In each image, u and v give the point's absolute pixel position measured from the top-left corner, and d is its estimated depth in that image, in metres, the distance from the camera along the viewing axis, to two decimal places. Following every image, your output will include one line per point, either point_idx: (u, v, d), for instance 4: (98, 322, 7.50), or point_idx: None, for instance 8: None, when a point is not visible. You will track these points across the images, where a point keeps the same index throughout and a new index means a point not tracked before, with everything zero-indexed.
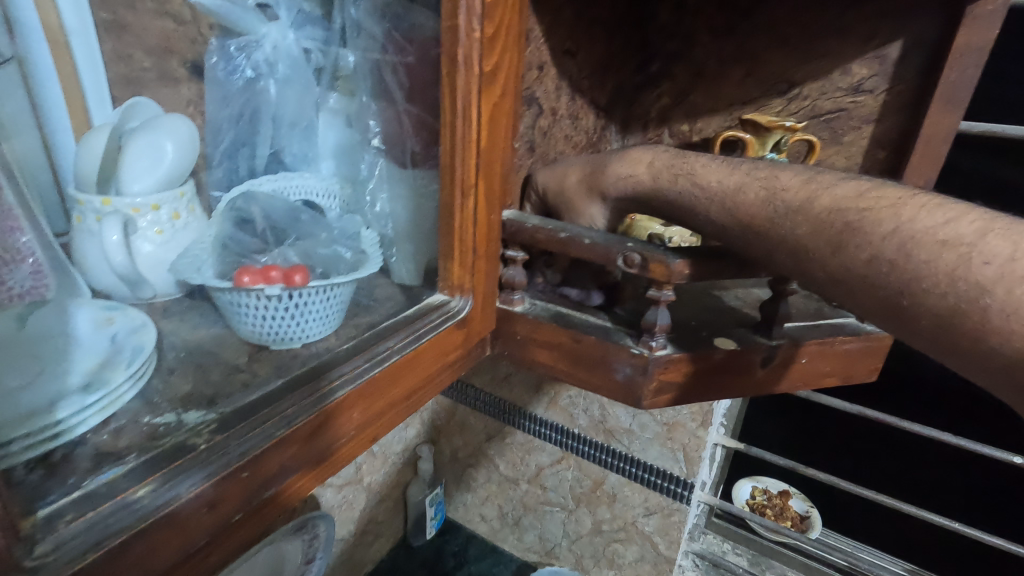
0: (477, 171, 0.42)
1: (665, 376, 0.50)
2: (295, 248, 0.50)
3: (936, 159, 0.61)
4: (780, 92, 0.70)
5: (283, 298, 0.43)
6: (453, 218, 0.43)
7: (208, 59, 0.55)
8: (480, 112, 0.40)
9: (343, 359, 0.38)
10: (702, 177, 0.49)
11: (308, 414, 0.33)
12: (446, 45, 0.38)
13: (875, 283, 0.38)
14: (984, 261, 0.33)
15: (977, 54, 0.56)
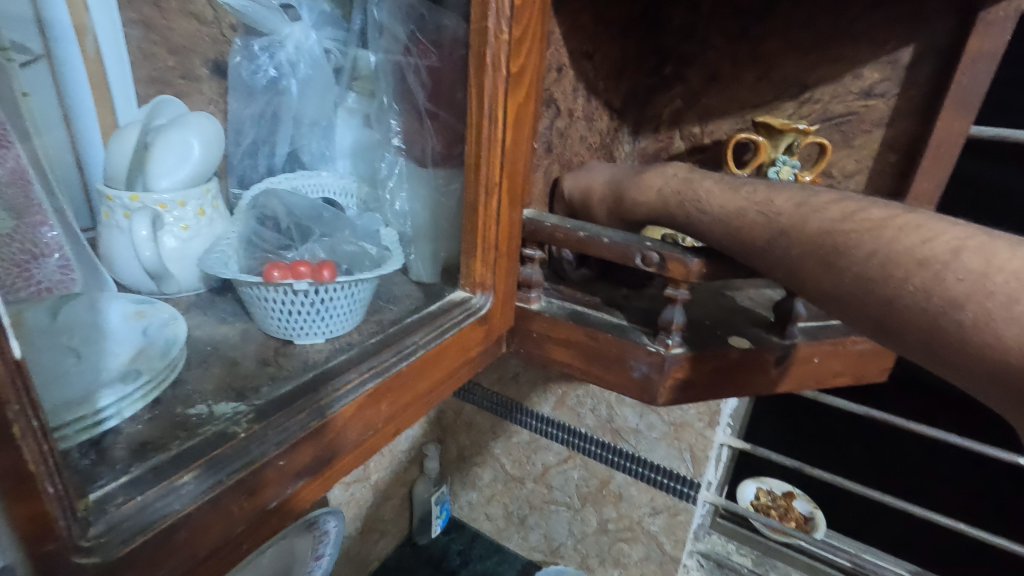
0: (501, 169, 0.43)
1: (680, 374, 0.51)
2: (321, 244, 0.50)
3: (947, 163, 0.62)
4: (793, 95, 0.70)
5: (310, 293, 0.44)
6: (477, 215, 0.44)
7: (231, 59, 0.57)
8: (505, 111, 0.41)
9: (371, 353, 0.39)
10: (707, 202, 0.48)
11: (341, 405, 0.34)
12: (475, 46, 0.38)
13: (864, 301, 0.37)
14: (959, 278, 0.32)
15: (989, 60, 0.57)
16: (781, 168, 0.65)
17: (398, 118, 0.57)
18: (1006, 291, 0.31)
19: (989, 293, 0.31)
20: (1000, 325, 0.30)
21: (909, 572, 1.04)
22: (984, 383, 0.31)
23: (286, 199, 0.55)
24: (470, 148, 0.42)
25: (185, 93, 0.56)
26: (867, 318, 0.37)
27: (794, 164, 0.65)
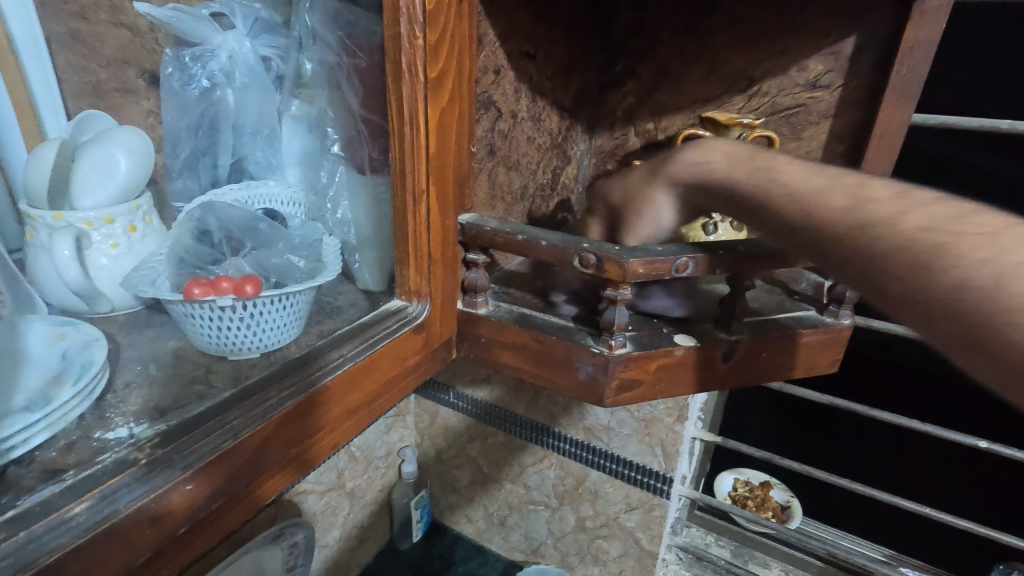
0: (428, 175, 0.42)
1: (626, 375, 0.51)
2: (249, 258, 0.50)
3: (891, 153, 0.62)
4: (741, 89, 0.70)
5: (236, 308, 0.43)
6: (406, 223, 0.43)
7: (162, 70, 0.56)
8: (428, 118, 0.40)
9: (293, 369, 0.38)
10: (781, 172, 0.47)
11: (256, 424, 0.33)
12: (390, 53, 0.38)
13: (962, 310, 0.33)
14: None
15: (926, 49, 0.57)
16: None
17: (335, 125, 0.57)
18: None
19: None
20: None
21: (885, 557, 1.06)
22: None
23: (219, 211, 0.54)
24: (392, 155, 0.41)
25: (119, 106, 0.54)
26: (956, 332, 0.34)
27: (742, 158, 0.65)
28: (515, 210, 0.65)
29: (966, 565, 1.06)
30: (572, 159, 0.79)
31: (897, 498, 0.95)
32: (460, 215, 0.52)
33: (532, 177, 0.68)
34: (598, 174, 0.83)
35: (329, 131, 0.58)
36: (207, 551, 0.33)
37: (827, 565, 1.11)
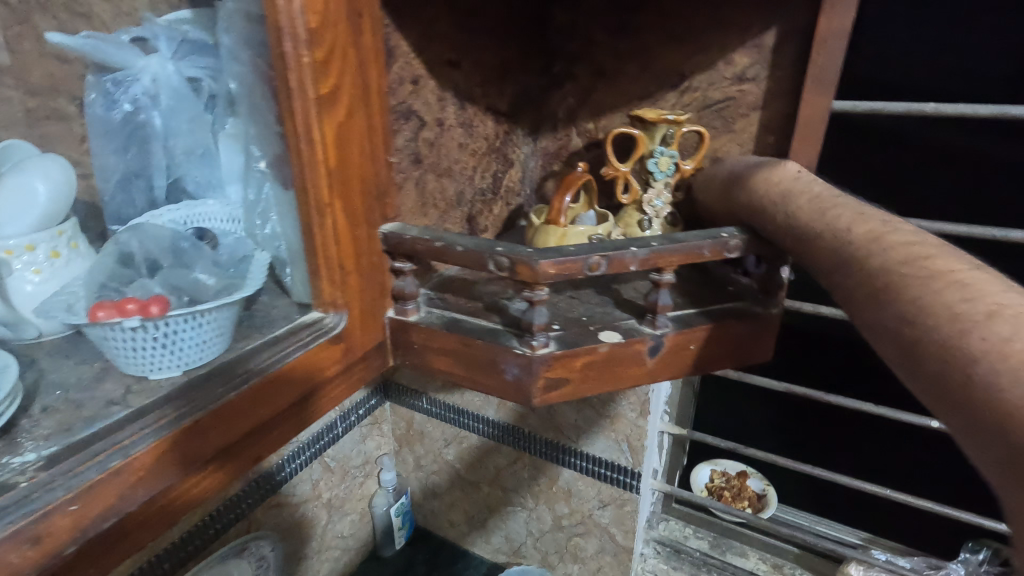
0: (331, 189, 0.43)
1: (552, 373, 0.51)
2: (161, 279, 0.49)
3: (815, 142, 0.63)
4: (673, 85, 0.71)
5: (147, 328, 0.43)
6: (313, 235, 0.44)
7: (86, 95, 0.57)
8: (324, 133, 0.41)
9: (197, 385, 0.39)
10: (816, 199, 0.54)
11: (151, 441, 0.34)
12: (279, 71, 0.39)
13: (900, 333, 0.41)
14: (983, 336, 0.35)
15: (839, 39, 0.58)
16: (660, 159, 0.66)
17: (259, 143, 0.56)
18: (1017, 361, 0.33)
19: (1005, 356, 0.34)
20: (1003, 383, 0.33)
21: (862, 540, 1.07)
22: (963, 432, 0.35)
23: (143, 232, 0.53)
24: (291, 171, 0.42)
25: (54, 135, 0.57)
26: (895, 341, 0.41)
27: (672, 154, 0.66)
28: (451, 216, 0.66)
29: (938, 544, 1.09)
30: (515, 162, 0.80)
31: (861, 482, 0.96)
32: (382, 225, 0.53)
33: (468, 182, 0.69)
34: (545, 175, 0.83)
35: (253, 149, 0.57)
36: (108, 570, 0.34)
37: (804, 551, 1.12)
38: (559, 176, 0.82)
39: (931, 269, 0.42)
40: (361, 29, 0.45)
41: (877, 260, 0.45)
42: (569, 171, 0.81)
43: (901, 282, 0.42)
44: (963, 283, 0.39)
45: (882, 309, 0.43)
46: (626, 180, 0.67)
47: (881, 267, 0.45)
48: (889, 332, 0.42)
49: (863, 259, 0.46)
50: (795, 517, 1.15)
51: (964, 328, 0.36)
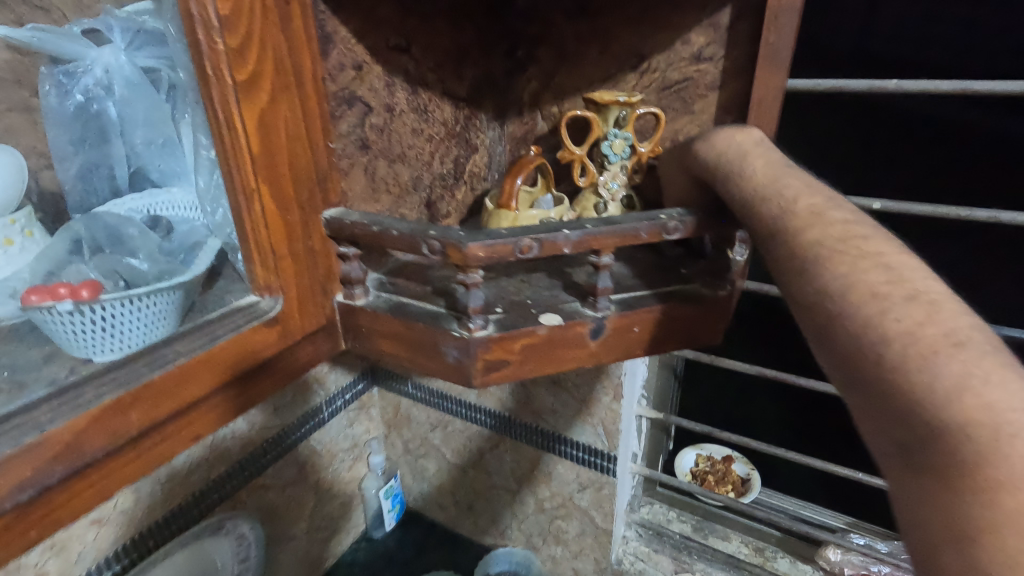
0: (256, 175, 0.46)
1: (490, 356, 0.52)
2: (97, 264, 0.52)
3: (770, 122, 0.62)
4: (633, 66, 0.70)
5: (84, 313, 0.46)
6: (243, 218, 0.48)
7: (40, 87, 0.58)
8: (244, 119, 0.44)
9: (121, 366, 0.42)
10: (758, 169, 0.51)
11: (66, 418, 0.37)
12: (198, 58, 0.42)
13: (821, 311, 0.39)
14: (896, 317, 0.35)
15: (789, 15, 0.57)
16: (614, 142, 0.65)
17: (201, 130, 0.55)
18: (931, 343, 0.33)
19: (918, 339, 0.34)
20: (921, 370, 0.33)
21: (844, 525, 1.06)
22: (880, 417, 0.34)
23: (94, 219, 0.56)
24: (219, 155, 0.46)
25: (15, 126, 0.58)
26: (819, 325, 0.39)
27: (626, 136, 0.65)
28: (406, 203, 0.67)
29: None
30: (479, 148, 0.79)
31: (829, 465, 0.96)
32: (324, 211, 0.54)
33: (426, 168, 0.69)
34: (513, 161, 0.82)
35: (199, 138, 0.56)
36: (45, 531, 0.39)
37: (783, 535, 1.12)
38: None
39: (862, 248, 0.40)
40: (290, 15, 0.46)
41: (804, 237, 0.43)
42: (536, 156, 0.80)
43: (829, 256, 0.41)
44: (890, 265, 0.39)
45: (804, 281, 0.41)
46: (582, 163, 0.67)
47: (810, 239, 0.43)
48: (811, 309, 0.40)
49: (797, 233, 0.44)
50: (779, 501, 1.15)
51: (882, 307, 0.36)
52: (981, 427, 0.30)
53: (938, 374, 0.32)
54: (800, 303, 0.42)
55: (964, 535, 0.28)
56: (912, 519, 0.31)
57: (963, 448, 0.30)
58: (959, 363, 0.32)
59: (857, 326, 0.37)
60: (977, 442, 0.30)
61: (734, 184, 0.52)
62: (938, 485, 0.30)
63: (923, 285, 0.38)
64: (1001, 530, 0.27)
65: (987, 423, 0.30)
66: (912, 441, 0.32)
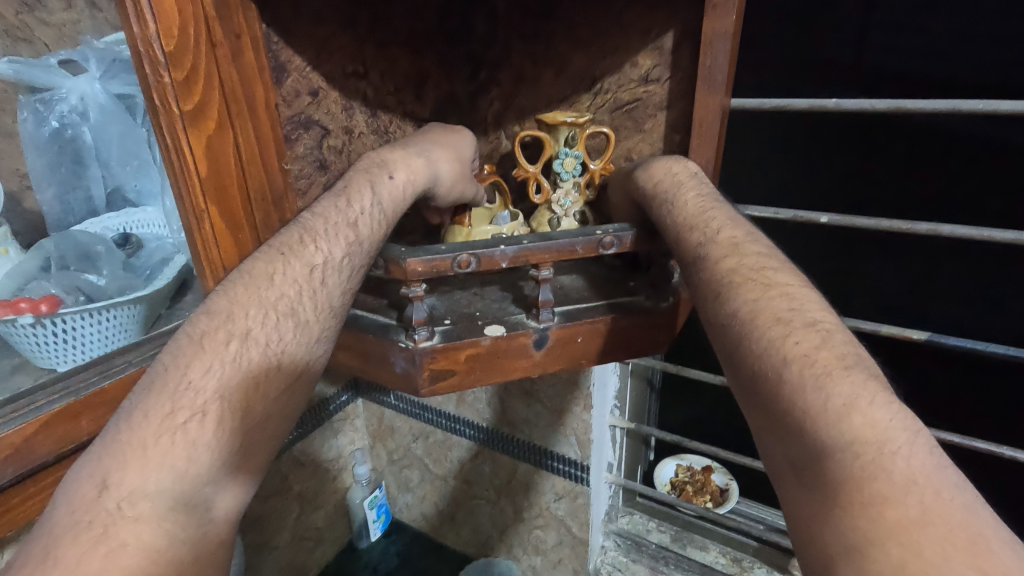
0: (205, 196, 0.52)
1: (436, 365, 0.54)
2: (60, 281, 0.55)
3: (711, 141, 0.64)
4: (586, 88, 0.73)
5: (46, 326, 0.50)
6: (195, 234, 0.54)
7: (19, 114, 0.62)
8: (191, 146, 0.50)
9: (78, 371, 0.50)
10: (686, 194, 0.54)
11: (19, 423, 0.43)
12: (149, 90, 0.49)
13: (725, 327, 0.41)
14: (797, 341, 0.37)
15: (723, 40, 0.60)
16: (565, 160, 0.68)
17: None
18: (823, 365, 0.35)
19: (811, 362, 0.36)
20: (810, 392, 0.34)
21: None
22: (783, 436, 0.35)
23: (65, 237, 0.60)
24: (172, 177, 0.52)
25: None
26: (726, 346, 0.41)
27: (576, 155, 0.68)
28: None
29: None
30: None
31: None
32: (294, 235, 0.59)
33: None
34: None
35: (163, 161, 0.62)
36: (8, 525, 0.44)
37: (761, 545, 1.09)
38: None
39: (771, 262, 0.43)
40: (241, 49, 0.50)
41: (720, 253, 0.46)
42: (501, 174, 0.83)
43: (740, 283, 0.42)
44: (791, 293, 0.41)
45: (719, 304, 0.43)
46: (536, 181, 0.69)
47: (725, 259, 0.45)
48: (713, 326, 0.43)
49: (714, 250, 0.46)
50: (758, 512, 1.15)
51: (786, 331, 0.38)
52: (867, 445, 0.32)
53: (830, 395, 0.34)
54: (712, 323, 0.43)
55: (857, 550, 0.29)
56: (804, 531, 0.32)
57: (851, 464, 0.31)
58: (847, 383, 0.34)
59: (759, 345, 0.38)
60: (863, 460, 0.31)
61: (667, 205, 0.54)
62: (825, 501, 0.31)
63: (821, 307, 0.40)
64: (885, 539, 0.28)
65: (871, 441, 0.32)
66: (802, 452, 0.34)
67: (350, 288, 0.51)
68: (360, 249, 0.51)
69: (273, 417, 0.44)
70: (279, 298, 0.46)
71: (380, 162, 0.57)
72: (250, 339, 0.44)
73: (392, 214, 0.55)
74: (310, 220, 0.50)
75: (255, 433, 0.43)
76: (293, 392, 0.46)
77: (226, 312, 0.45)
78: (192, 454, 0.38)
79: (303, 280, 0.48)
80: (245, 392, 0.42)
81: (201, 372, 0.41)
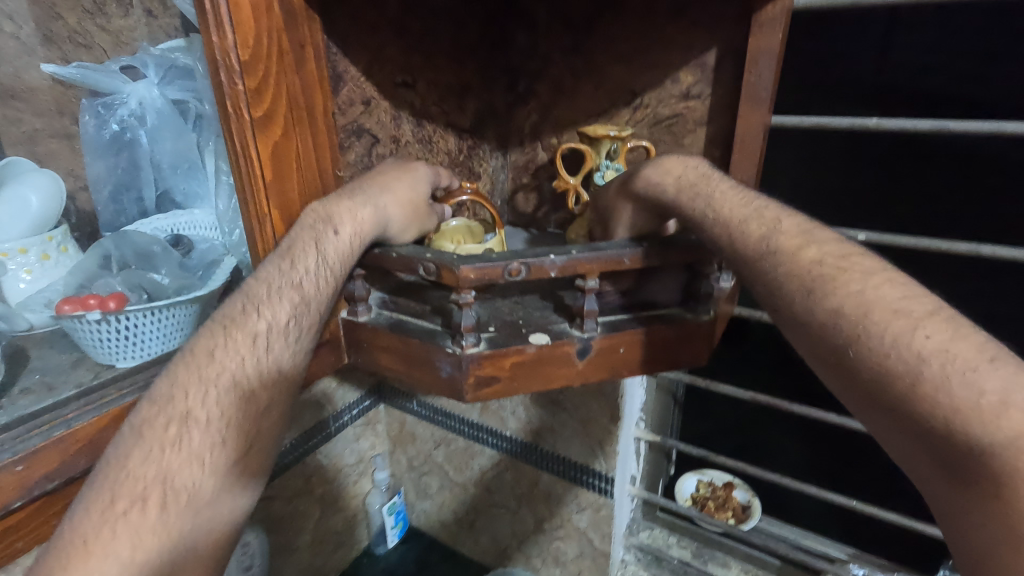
0: (269, 201, 0.53)
1: (482, 371, 0.55)
2: (123, 278, 0.57)
3: (753, 155, 0.65)
4: (626, 102, 0.74)
5: (110, 323, 0.51)
6: (258, 238, 0.55)
7: (81, 117, 0.65)
8: (259, 152, 0.51)
9: (143, 369, 0.53)
10: (718, 201, 0.53)
11: (88, 417, 0.46)
12: (223, 96, 0.50)
13: (812, 330, 0.43)
14: (926, 334, 0.37)
15: (768, 58, 0.61)
16: (606, 173, 0.69)
17: (224, 162, 0.63)
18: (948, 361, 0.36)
19: (950, 358, 0.36)
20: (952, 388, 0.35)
21: (846, 556, 1.04)
22: (928, 445, 0.36)
23: (122, 237, 0.62)
24: (239, 182, 0.53)
25: (56, 152, 0.64)
26: (828, 349, 0.41)
27: (618, 168, 0.69)
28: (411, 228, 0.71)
29: (906, 555, 1.11)
30: (482, 175, 0.84)
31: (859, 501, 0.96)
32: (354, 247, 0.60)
33: None
34: (515, 187, 0.87)
35: (219, 165, 0.64)
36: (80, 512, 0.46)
37: (785, 564, 1.07)
38: (528, 189, 0.85)
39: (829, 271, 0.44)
40: (304, 58, 0.52)
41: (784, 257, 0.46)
42: (536, 183, 0.84)
43: (838, 276, 0.42)
44: (899, 281, 0.41)
45: (819, 303, 0.42)
46: (576, 192, 0.71)
47: (781, 271, 0.45)
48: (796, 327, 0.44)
49: (768, 261, 0.47)
50: (780, 529, 1.15)
51: (913, 324, 0.38)
52: None
53: (983, 391, 0.34)
54: None
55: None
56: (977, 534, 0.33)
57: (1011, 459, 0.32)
58: (998, 379, 0.34)
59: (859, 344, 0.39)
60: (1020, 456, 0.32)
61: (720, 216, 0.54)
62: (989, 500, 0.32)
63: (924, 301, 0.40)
64: None
65: None
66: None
67: (299, 347, 0.52)
68: (305, 309, 0.51)
69: (228, 492, 0.46)
70: (221, 374, 0.46)
71: (325, 217, 0.53)
72: (192, 420, 0.44)
73: (341, 273, 0.53)
74: (252, 286, 0.50)
75: (208, 511, 0.44)
76: (248, 461, 0.47)
77: (166, 395, 0.45)
78: (137, 547, 0.39)
79: (245, 352, 0.48)
80: (191, 473, 0.43)
81: (140, 460, 0.42)
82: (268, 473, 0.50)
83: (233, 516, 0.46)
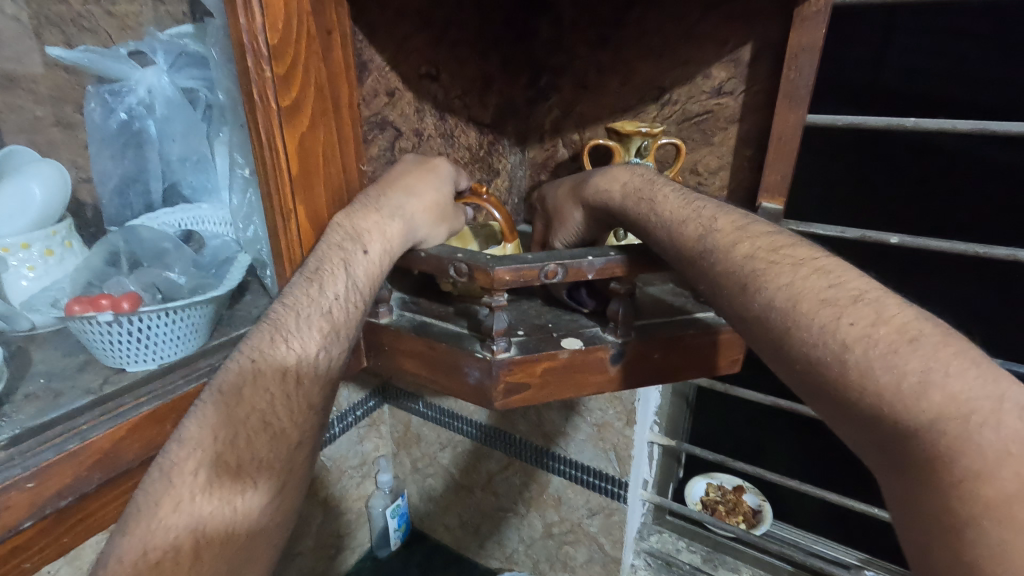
0: (293, 197, 0.51)
1: (512, 378, 0.53)
2: (136, 277, 0.54)
3: (788, 155, 0.63)
4: (654, 98, 0.72)
5: (122, 325, 0.48)
6: (280, 237, 0.53)
7: (87, 105, 0.61)
8: (286, 145, 0.49)
9: (159, 375, 0.50)
10: (660, 205, 0.51)
11: (103, 429, 0.43)
12: (249, 84, 0.47)
13: (768, 325, 0.41)
14: (850, 322, 0.37)
15: (809, 54, 0.58)
16: None
17: (240, 155, 0.59)
18: (885, 342, 0.36)
19: (873, 340, 0.36)
20: (877, 371, 0.35)
21: (857, 561, 1.04)
22: (886, 447, 0.35)
23: (132, 233, 0.59)
24: (264, 177, 0.51)
25: (56, 142, 0.60)
26: (776, 347, 0.40)
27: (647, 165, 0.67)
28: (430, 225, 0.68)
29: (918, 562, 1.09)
30: (501, 172, 0.81)
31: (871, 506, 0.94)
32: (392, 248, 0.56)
33: None
34: (533, 185, 0.84)
35: (234, 157, 0.60)
36: (93, 529, 0.44)
37: (798, 569, 1.06)
38: None
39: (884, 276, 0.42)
40: (332, 45, 0.49)
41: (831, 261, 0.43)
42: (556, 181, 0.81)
43: (767, 270, 0.42)
44: (826, 270, 0.41)
45: (761, 298, 0.41)
46: None
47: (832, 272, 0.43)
48: (744, 328, 0.43)
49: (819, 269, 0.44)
50: (790, 534, 1.13)
51: (837, 313, 0.38)
52: (951, 419, 0.32)
53: (903, 373, 0.34)
54: None
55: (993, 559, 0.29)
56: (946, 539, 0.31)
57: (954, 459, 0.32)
58: (917, 358, 0.35)
59: (814, 333, 0.38)
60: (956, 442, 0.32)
61: None
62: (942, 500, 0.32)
63: None
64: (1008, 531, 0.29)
65: (956, 415, 0.32)
66: (934, 488, 0.32)
67: (328, 376, 0.50)
68: (335, 339, 0.50)
69: (259, 528, 0.46)
70: (251, 415, 0.45)
71: (353, 236, 0.51)
72: (223, 465, 0.44)
73: (370, 297, 0.52)
74: (280, 316, 0.48)
75: (239, 551, 0.45)
76: (279, 497, 0.48)
77: (196, 438, 0.44)
78: None
79: (276, 388, 0.46)
80: (221, 517, 0.43)
81: (172, 508, 0.41)
82: (299, 501, 0.51)
83: (265, 549, 0.47)
